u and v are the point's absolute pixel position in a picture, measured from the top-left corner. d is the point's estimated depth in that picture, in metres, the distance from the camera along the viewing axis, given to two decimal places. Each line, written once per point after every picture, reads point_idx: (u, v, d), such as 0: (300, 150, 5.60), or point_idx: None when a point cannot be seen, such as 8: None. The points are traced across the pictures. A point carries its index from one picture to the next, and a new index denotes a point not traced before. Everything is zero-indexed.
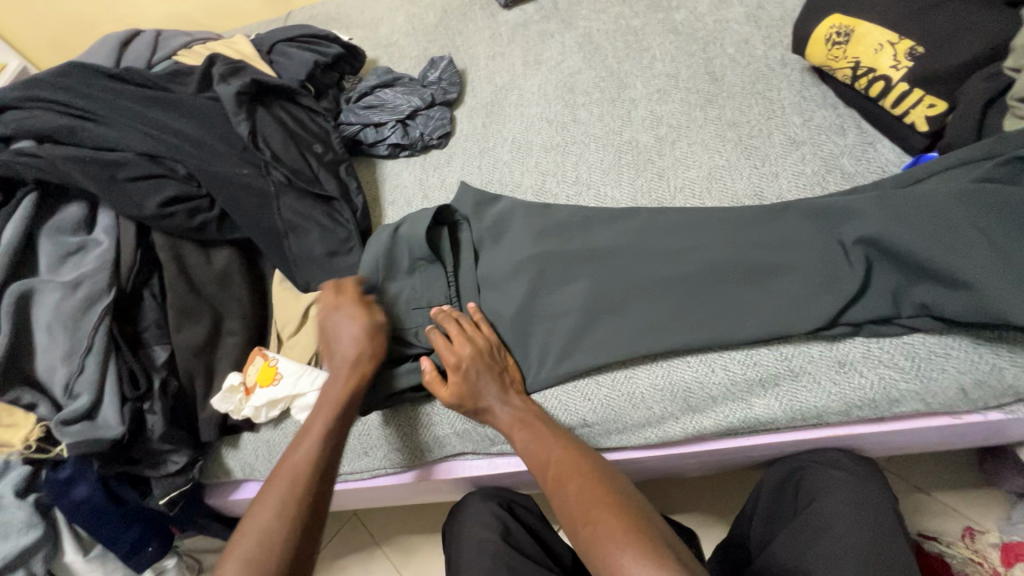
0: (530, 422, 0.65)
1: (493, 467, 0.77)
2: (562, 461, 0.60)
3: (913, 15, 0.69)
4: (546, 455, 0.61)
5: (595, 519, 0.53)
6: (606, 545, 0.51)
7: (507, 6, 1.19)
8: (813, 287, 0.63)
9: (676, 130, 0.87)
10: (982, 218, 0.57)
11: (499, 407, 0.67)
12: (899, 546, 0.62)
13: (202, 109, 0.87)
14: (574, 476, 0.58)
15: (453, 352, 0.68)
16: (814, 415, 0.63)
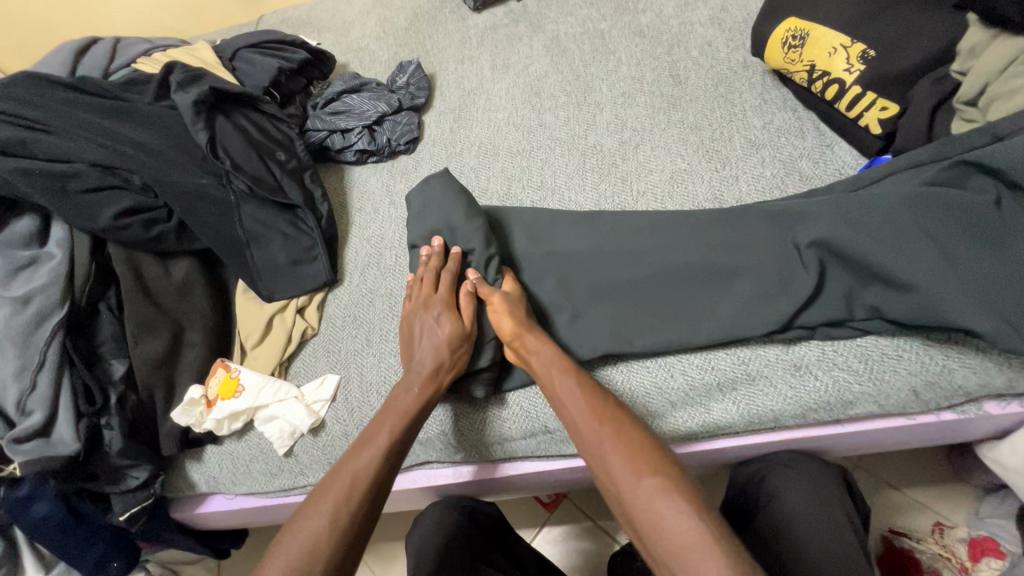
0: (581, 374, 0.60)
1: (458, 476, 0.75)
2: (607, 415, 0.55)
3: (864, 18, 0.69)
4: (582, 409, 0.57)
5: (646, 475, 0.49)
6: (661, 507, 0.47)
7: (476, 9, 1.19)
8: (769, 291, 0.63)
9: (640, 134, 0.87)
10: (930, 221, 0.57)
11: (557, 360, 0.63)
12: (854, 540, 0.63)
13: (160, 119, 0.86)
14: (618, 433, 0.53)
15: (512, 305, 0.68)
16: (771, 419, 0.63)
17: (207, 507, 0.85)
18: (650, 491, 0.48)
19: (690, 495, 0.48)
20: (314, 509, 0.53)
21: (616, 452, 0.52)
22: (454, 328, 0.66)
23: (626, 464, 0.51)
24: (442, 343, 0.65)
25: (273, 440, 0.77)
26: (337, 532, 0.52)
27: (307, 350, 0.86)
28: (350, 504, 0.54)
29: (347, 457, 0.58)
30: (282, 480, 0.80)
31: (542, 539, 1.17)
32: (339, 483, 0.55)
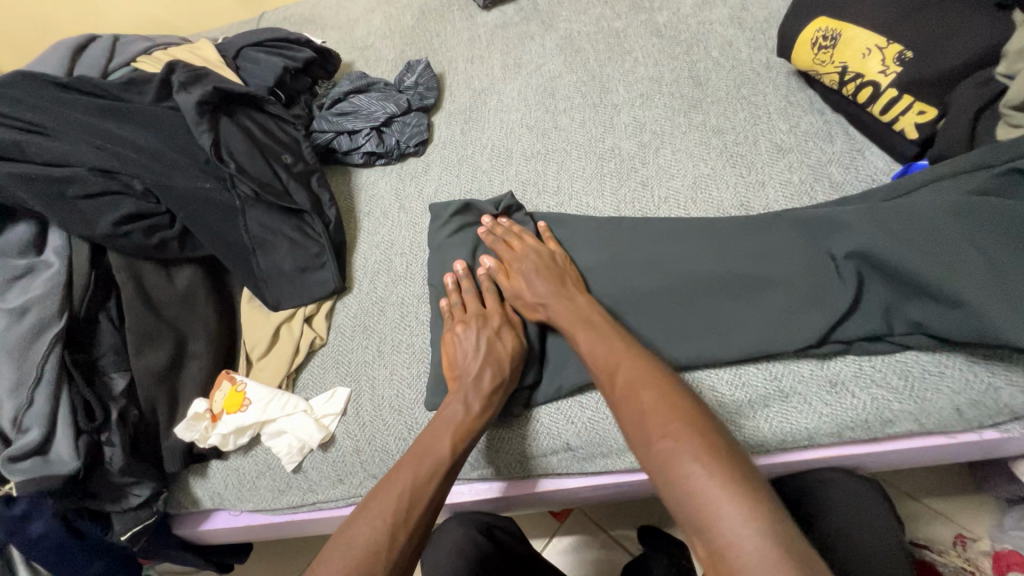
0: (594, 324, 0.62)
1: (475, 494, 0.73)
2: (638, 365, 0.56)
3: (899, 18, 0.66)
4: (621, 359, 0.57)
5: (671, 419, 0.49)
6: (674, 452, 0.47)
7: (486, 7, 1.15)
8: (803, 304, 0.60)
9: (660, 137, 0.84)
10: (975, 233, 0.54)
11: (557, 304, 0.66)
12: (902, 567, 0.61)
13: (161, 120, 0.82)
14: (649, 383, 0.53)
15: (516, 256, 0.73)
16: (806, 437, 0.60)
17: (211, 524, 0.82)
18: (674, 433, 0.48)
19: (711, 441, 0.47)
20: (368, 519, 0.53)
21: (647, 397, 0.52)
22: (512, 343, 0.67)
23: (656, 408, 0.51)
24: (500, 356, 0.66)
25: (281, 456, 0.74)
26: (387, 539, 0.52)
27: (314, 361, 0.82)
28: (407, 522, 0.53)
29: (399, 470, 0.58)
30: (289, 497, 0.77)
31: (553, 550, 1.14)
32: (394, 499, 0.54)
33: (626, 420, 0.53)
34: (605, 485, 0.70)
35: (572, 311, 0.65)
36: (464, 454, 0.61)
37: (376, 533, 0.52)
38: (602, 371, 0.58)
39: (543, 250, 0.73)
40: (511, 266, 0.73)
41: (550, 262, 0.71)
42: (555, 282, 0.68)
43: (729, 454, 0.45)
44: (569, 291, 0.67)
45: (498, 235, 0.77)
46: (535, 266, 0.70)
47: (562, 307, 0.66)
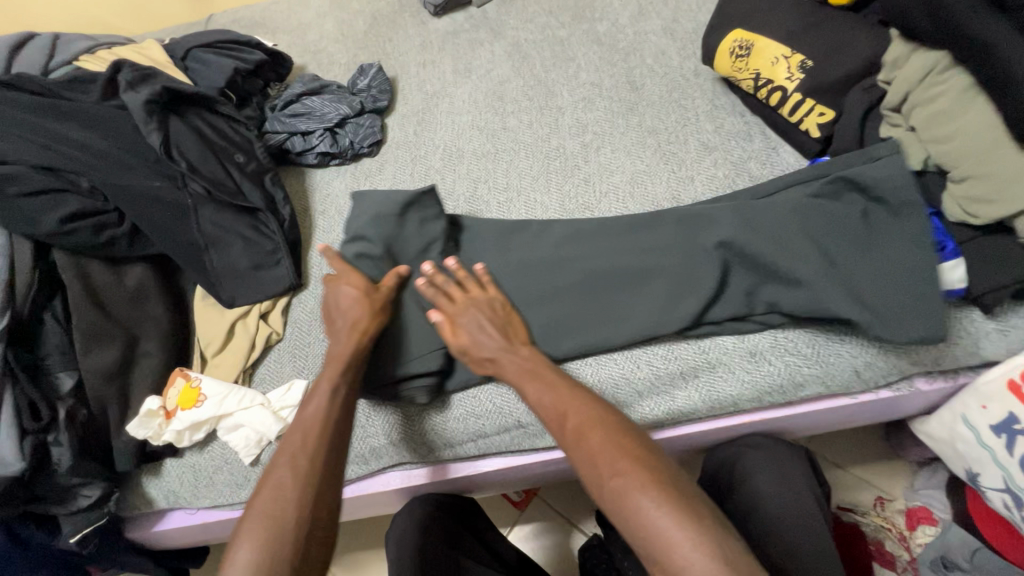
0: (539, 371, 0.61)
1: (435, 475, 0.76)
2: (584, 410, 0.55)
3: (801, 32, 0.75)
4: (564, 402, 0.56)
5: (621, 468, 0.49)
6: (632, 496, 0.47)
7: (437, 14, 1.20)
8: (678, 288, 0.68)
9: (600, 137, 0.91)
10: (855, 218, 0.63)
11: (507, 359, 0.63)
12: (817, 523, 0.67)
13: (108, 119, 0.82)
14: (596, 425, 0.53)
15: (457, 306, 0.67)
16: (730, 403, 0.67)
17: (167, 524, 0.81)
18: (629, 486, 0.48)
19: (658, 477, 0.48)
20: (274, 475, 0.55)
21: (597, 446, 0.52)
22: (354, 297, 0.68)
23: (610, 458, 0.50)
24: (351, 299, 0.68)
25: (239, 449, 0.75)
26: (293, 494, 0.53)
27: (271, 356, 0.83)
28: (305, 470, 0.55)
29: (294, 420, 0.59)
30: (248, 490, 0.78)
31: (515, 537, 1.18)
32: (292, 436, 0.57)
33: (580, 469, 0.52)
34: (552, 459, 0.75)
35: (516, 361, 0.62)
36: (347, 390, 0.62)
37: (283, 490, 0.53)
38: (549, 417, 0.57)
39: (485, 299, 0.68)
40: (455, 321, 0.67)
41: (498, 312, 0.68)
42: (496, 332, 0.65)
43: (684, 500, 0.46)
44: (513, 343, 0.64)
45: (438, 285, 0.70)
46: (482, 321, 0.66)
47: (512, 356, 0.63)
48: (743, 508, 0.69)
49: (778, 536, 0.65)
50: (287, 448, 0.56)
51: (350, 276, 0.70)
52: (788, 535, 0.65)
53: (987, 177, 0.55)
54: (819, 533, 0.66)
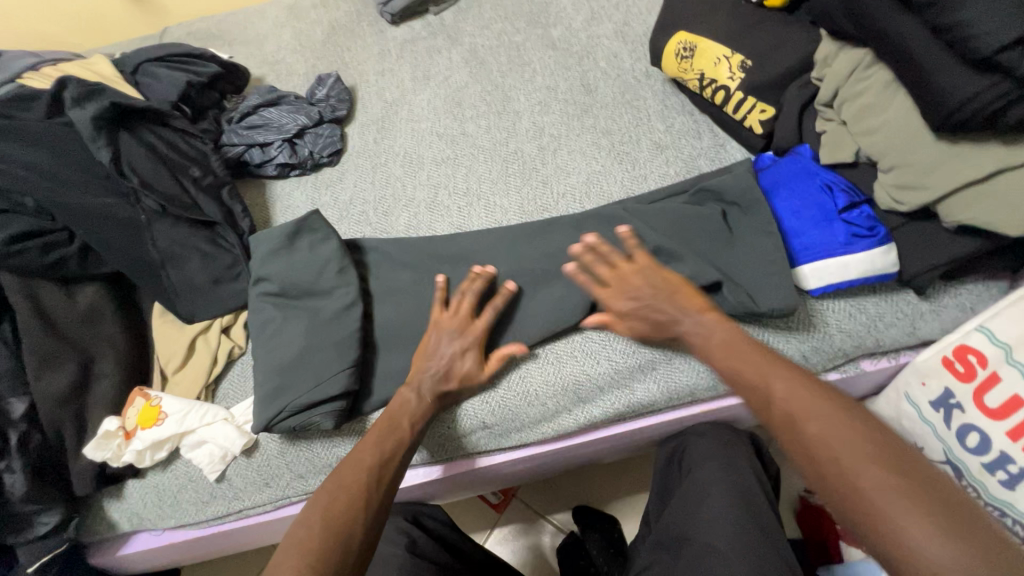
0: (735, 347, 0.56)
1: (413, 479, 0.75)
2: (795, 389, 0.49)
3: (740, 33, 0.78)
4: (772, 383, 0.51)
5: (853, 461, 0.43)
6: (874, 493, 0.41)
7: (394, 23, 1.20)
8: (567, 287, 0.72)
9: (557, 140, 0.93)
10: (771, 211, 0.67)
11: (430, 378, 0.67)
12: (767, 505, 0.69)
13: (55, 137, 0.81)
14: (811, 409, 0.47)
15: (440, 324, 0.70)
16: (687, 393, 0.70)
17: (131, 548, 0.79)
18: (873, 484, 0.42)
19: (899, 466, 0.42)
20: (330, 487, 0.57)
21: (815, 433, 0.46)
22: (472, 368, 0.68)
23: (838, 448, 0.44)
24: (455, 373, 0.68)
25: (203, 465, 0.74)
26: (350, 508, 0.55)
27: (234, 370, 0.83)
28: (373, 503, 0.57)
29: (369, 443, 0.62)
30: (214, 508, 0.77)
31: (495, 540, 1.18)
32: (360, 461, 0.60)
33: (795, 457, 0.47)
34: (516, 459, 0.76)
35: (702, 333, 0.59)
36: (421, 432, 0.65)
37: (348, 500, 0.56)
38: (752, 399, 0.52)
39: (461, 321, 0.69)
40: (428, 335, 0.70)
41: (668, 282, 0.63)
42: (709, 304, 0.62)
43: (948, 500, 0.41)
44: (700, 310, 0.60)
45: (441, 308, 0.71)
46: (446, 344, 0.68)
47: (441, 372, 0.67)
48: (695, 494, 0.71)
49: (730, 518, 0.67)
50: (354, 479, 0.58)
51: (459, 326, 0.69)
52: (738, 517, 0.67)
53: (909, 166, 0.59)
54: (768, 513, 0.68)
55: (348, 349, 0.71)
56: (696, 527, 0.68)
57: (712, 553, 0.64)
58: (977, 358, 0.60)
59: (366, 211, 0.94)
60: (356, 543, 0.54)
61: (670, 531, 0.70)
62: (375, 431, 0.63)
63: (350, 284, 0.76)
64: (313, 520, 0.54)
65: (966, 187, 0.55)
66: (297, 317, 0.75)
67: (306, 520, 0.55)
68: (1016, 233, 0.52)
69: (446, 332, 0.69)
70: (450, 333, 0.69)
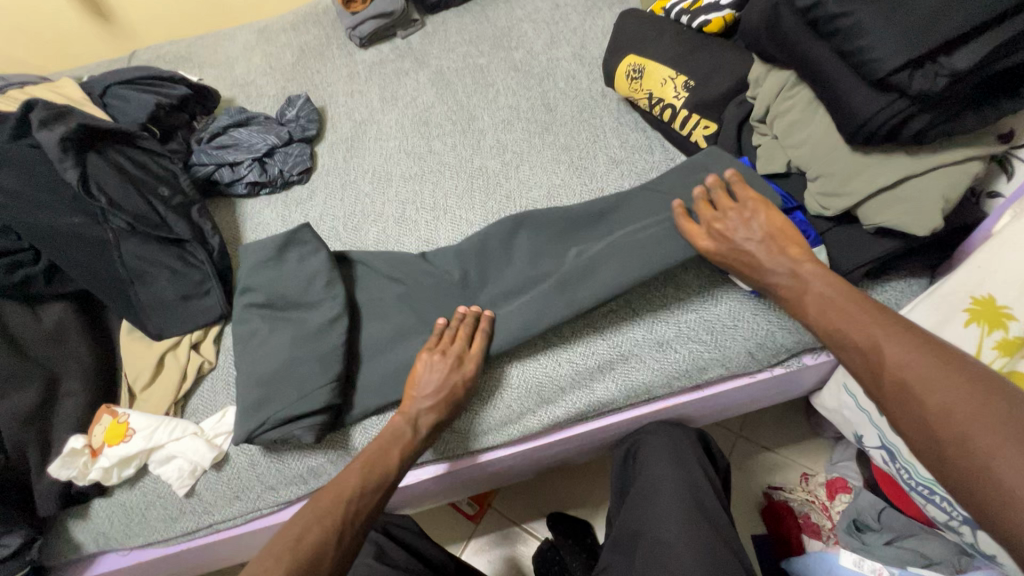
0: (838, 305, 0.57)
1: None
2: (897, 347, 0.50)
3: (683, 56, 0.84)
4: (871, 346, 0.52)
5: (929, 378, 0.47)
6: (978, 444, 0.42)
7: (363, 46, 1.24)
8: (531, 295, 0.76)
9: (519, 156, 0.97)
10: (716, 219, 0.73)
11: (427, 413, 0.68)
12: (712, 496, 0.74)
13: (21, 158, 0.81)
14: (911, 375, 0.48)
15: (432, 359, 0.71)
16: (644, 390, 0.73)
17: (97, 570, 0.78)
18: (938, 399, 0.45)
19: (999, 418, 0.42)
20: (305, 512, 0.59)
21: (921, 387, 0.47)
22: (465, 398, 0.70)
23: (910, 366, 0.48)
24: (449, 403, 0.69)
25: (171, 481, 0.74)
26: (321, 534, 0.57)
27: (204, 385, 0.83)
28: (342, 537, 0.58)
29: (352, 472, 0.63)
30: (184, 524, 0.77)
31: (471, 550, 1.19)
32: (354, 476, 0.63)
33: (902, 415, 0.48)
34: (483, 464, 0.78)
35: (781, 279, 0.63)
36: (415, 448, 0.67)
37: (323, 527, 0.58)
38: (856, 361, 0.53)
39: (454, 358, 0.70)
40: (421, 370, 0.71)
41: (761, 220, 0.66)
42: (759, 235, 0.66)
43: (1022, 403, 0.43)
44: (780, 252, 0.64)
45: (434, 343, 0.73)
46: (439, 380, 0.69)
47: (437, 405, 0.68)
48: (648, 491, 0.76)
49: (676, 513, 0.71)
50: (349, 487, 0.62)
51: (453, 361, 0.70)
52: (688, 511, 0.71)
53: (832, 174, 0.65)
54: (716, 507, 0.73)
55: (316, 360, 0.73)
56: (648, 521, 0.72)
57: (661, 547, 0.68)
58: None
59: (336, 227, 0.97)
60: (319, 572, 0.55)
61: (628, 528, 0.74)
62: (358, 463, 0.64)
63: (322, 296, 0.77)
64: (281, 546, 0.56)
65: (882, 193, 0.61)
66: (266, 329, 0.77)
67: (274, 544, 0.56)
68: (924, 232, 0.58)
69: (442, 368, 0.70)
70: (445, 369, 0.70)
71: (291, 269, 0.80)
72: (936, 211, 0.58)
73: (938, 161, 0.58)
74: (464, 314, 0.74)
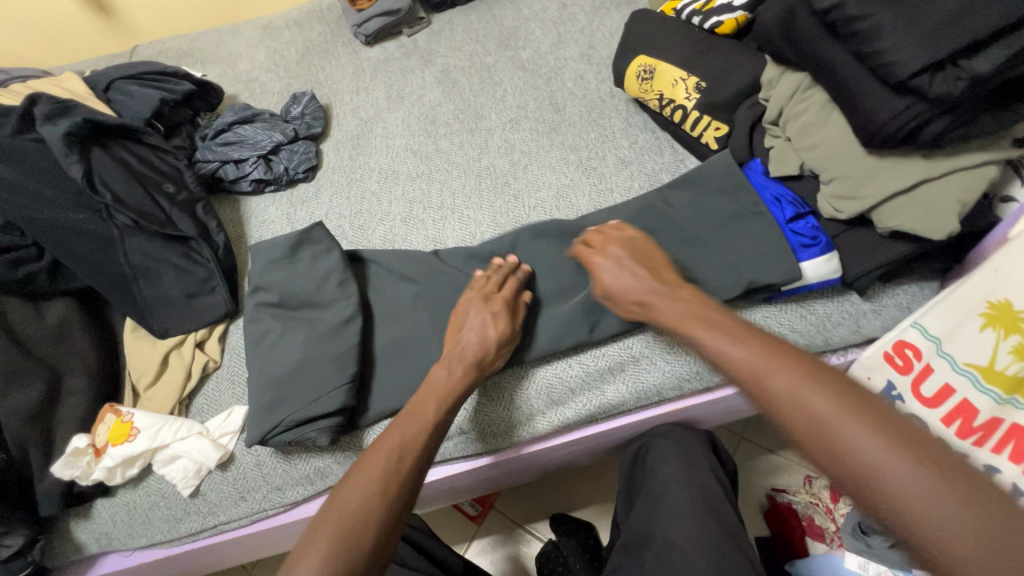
0: (730, 324, 0.48)
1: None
2: (797, 382, 0.42)
3: (695, 57, 0.84)
4: (767, 376, 0.43)
5: (842, 415, 0.39)
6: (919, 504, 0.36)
7: (369, 43, 1.23)
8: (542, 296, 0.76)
9: (528, 156, 0.97)
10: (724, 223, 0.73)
11: (470, 349, 0.66)
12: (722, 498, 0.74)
13: (24, 153, 0.80)
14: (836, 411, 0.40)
15: (476, 300, 0.71)
16: (655, 393, 0.73)
17: (99, 570, 0.77)
18: (869, 448, 0.38)
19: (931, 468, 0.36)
20: (355, 478, 0.53)
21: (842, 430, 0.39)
22: (504, 340, 0.68)
23: (861, 443, 0.38)
24: (488, 341, 0.67)
25: (176, 481, 0.73)
26: (378, 499, 0.52)
27: (209, 385, 0.82)
28: (401, 492, 0.53)
29: (391, 431, 0.58)
30: (188, 524, 0.76)
31: (474, 551, 1.18)
32: (382, 458, 0.55)
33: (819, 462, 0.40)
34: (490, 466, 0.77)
35: (674, 308, 0.55)
36: (444, 421, 0.61)
37: (373, 491, 0.52)
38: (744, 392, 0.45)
39: (497, 302, 0.71)
40: (463, 311, 0.71)
41: (639, 250, 0.65)
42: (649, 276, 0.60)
43: (919, 430, 0.39)
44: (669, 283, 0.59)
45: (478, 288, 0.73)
46: (483, 318, 0.69)
47: (481, 345, 0.67)
48: (657, 492, 0.75)
49: (686, 515, 0.71)
50: (381, 471, 0.53)
51: (499, 306, 0.70)
52: (698, 512, 0.71)
53: (846, 177, 0.65)
54: (726, 507, 0.73)
55: (324, 360, 0.72)
56: (658, 524, 0.72)
57: (672, 549, 0.68)
58: (913, 351, 0.65)
59: (343, 225, 0.96)
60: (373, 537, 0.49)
61: (637, 531, 0.73)
62: (395, 423, 0.59)
63: (331, 295, 0.76)
64: (338, 520, 0.50)
65: (897, 196, 0.61)
66: (274, 329, 0.76)
67: (330, 517, 0.50)
68: (941, 237, 0.58)
69: (486, 309, 0.70)
70: (491, 310, 0.70)
71: (299, 267, 0.79)
72: (952, 215, 0.58)
73: (954, 166, 0.58)
74: (505, 265, 0.75)
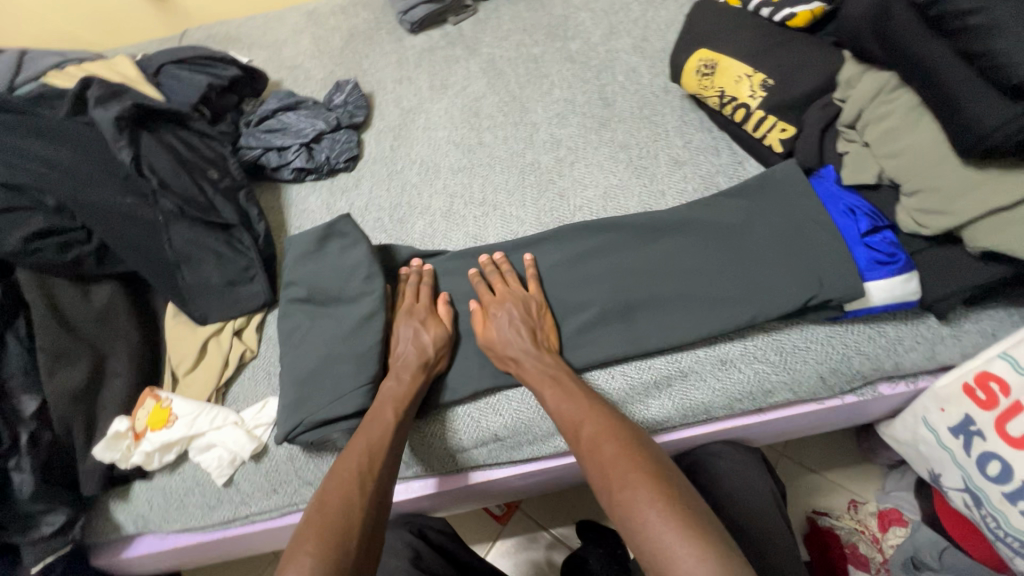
0: (560, 379, 0.65)
1: (408, 492, 0.74)
2: (617, 454, 0.54)
3: (762, 52, 0.78)
4: (583, 422, 0.59)
5: (650, 499, 0.49)
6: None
7: (413, 31, 1.21)
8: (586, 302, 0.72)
9: (574, 153, 0.93)
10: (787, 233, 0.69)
11: (410, 354, 0.69)
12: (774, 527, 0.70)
13: (79, 136, 0.82)
14: (638, 478, 0.52)
15: (405, 309, 0.74)
16: (703, 410, 0.68)
17: (135, 551, 0.78)
18: (653, 527, 0.48)
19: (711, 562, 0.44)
20: (333, 482, 0.56)
21: (634, 497, 0.51)
22: (438, 340, 0.71)
23: (635, 506, 0.50)
24: (427, 345, 0.70)
25: (210, 471, 0.73)
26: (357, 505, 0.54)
27: (245, 373, 0.82)
28: (373, 495, 0.56)
29: (357, 438, 0.61)
30: (220, 513, 0.75)
31: (498, 552, 1.17)
32: (356, 461, 0.58)
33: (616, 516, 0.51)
34: (525, 473, 0.75)
35: (536, 366, 0.66)
36: (408, 421, 0.65)
37: (351, 492, 0.55)
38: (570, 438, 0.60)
39: (418, 310, 0.73)
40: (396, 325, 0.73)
41: (533, 313, 0.71)
42: (529, 335, 0.68)
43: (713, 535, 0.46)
44: (539, 346, 0.68)
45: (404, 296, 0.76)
46: (414, 325, 0.71)
47: (420, 351, 0.69)
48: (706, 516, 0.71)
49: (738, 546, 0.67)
50: (354, 475, 0.57)
51: (423, 313, 0.73)
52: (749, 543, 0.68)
53: (934, 190, 0.59)
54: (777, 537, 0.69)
55: (363, 356, 0.71)
56: None
57: None
58: (999, 386, 0.59)
59: (382, 217, 0.94)
60: (352, 534, 0.52)
61: None
62: (361, 431, 0.62)
63: (370, 290, 0.75)
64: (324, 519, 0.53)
65: (995, 213, 0.55)
66: (313, 324, 0.75)
67: (312, 521, 0.53)
68: None
69: (416, 314, 0.73)
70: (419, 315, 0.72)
71: (338, 260, 0.77)
72: None
73: None
74: (412, 272, 0.78)
